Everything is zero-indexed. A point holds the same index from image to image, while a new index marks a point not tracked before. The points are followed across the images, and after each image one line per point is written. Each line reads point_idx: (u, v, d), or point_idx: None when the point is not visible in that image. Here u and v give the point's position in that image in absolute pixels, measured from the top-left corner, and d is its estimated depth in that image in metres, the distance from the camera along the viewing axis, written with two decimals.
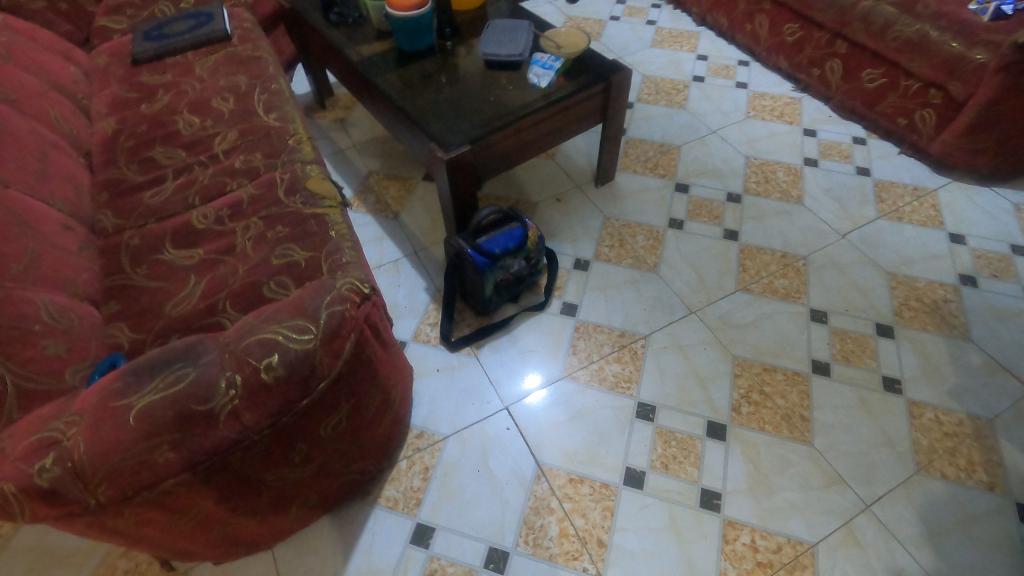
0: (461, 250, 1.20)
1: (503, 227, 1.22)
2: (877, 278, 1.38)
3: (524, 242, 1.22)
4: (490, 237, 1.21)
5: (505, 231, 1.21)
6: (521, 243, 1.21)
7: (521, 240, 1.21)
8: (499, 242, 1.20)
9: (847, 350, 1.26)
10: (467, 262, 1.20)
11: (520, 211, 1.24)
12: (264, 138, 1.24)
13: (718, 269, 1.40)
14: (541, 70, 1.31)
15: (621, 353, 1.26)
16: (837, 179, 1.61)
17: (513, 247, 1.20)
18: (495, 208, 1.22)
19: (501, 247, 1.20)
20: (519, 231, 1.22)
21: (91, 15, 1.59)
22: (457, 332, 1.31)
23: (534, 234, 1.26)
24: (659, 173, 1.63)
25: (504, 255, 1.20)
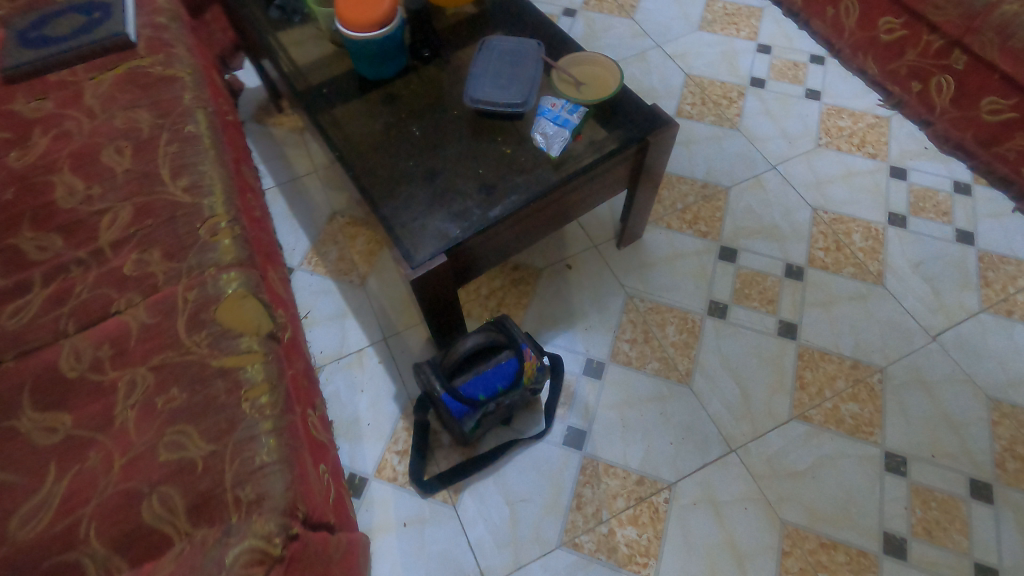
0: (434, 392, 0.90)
1: (491, 357, 0.91)
2: (974, 407, 1.08)
3: (519, 380, 0.91)
4: (474, 375, 0.90)
5: (494, 366, 0.90)
6: (514, 383, 0.90)
7: (515, 380, 0.90)
8: (484, 381, 0.90)
9: (930, 519, 0.98)
10: (441, 406, 0.90)
11: (515, 334, 0.92)
12: (167, 223, 0.91)
13: (769, 385, 1.10)
14: (551, 128, 0.94)
15: (637, 511, 0.99)
16: (931, 248, 1.25)
17: (503, 389, 0.90)
18: (481, 332, 0.90)
19: (487, 389, 0.90)
20: (512, 365, 0.90)
21: None
22: (433, 467, 1.03)
23: (532, 361, 0.94)
24: (700, 230, 1.27)
25: (490, 400, 0.90)
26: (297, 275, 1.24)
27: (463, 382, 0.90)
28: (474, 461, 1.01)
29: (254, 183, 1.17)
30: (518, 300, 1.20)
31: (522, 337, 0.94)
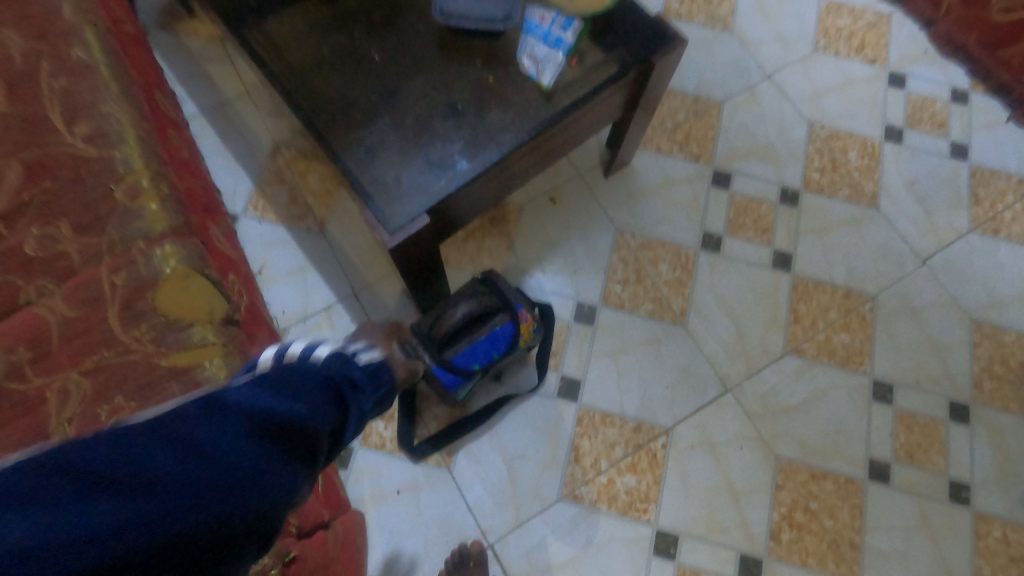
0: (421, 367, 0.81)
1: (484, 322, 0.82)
2: (957, 331, 1.08)
3: (515, 344, 0.84)
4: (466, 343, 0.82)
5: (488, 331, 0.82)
6: (511, 349, 0.83)
7: (511, 346, 0.83)
8: (478, 350, 0.82)
9: (912, 442, 1.01)
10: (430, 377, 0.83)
11: (508, 294, 0.83)
12: (72, 186, 0.72)
13: (764, 320, 1.07)
14: (541, 50, 0.79)
15: (636, 459, 0.97)
16: (925, 164, 1.19)
17: (499, 356, 0.83)
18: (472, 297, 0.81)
19: (481, 357, 0.82)
20: (508, 330, 0.83)
21: None
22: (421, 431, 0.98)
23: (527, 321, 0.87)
24: (692, 152, 1.17)
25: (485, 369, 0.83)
26: (242, 224, 1.08)
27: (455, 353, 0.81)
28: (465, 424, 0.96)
29: (176, 116, 0.96)
30: (500, 242, 1.09)
31: (515, 296, 0.86)
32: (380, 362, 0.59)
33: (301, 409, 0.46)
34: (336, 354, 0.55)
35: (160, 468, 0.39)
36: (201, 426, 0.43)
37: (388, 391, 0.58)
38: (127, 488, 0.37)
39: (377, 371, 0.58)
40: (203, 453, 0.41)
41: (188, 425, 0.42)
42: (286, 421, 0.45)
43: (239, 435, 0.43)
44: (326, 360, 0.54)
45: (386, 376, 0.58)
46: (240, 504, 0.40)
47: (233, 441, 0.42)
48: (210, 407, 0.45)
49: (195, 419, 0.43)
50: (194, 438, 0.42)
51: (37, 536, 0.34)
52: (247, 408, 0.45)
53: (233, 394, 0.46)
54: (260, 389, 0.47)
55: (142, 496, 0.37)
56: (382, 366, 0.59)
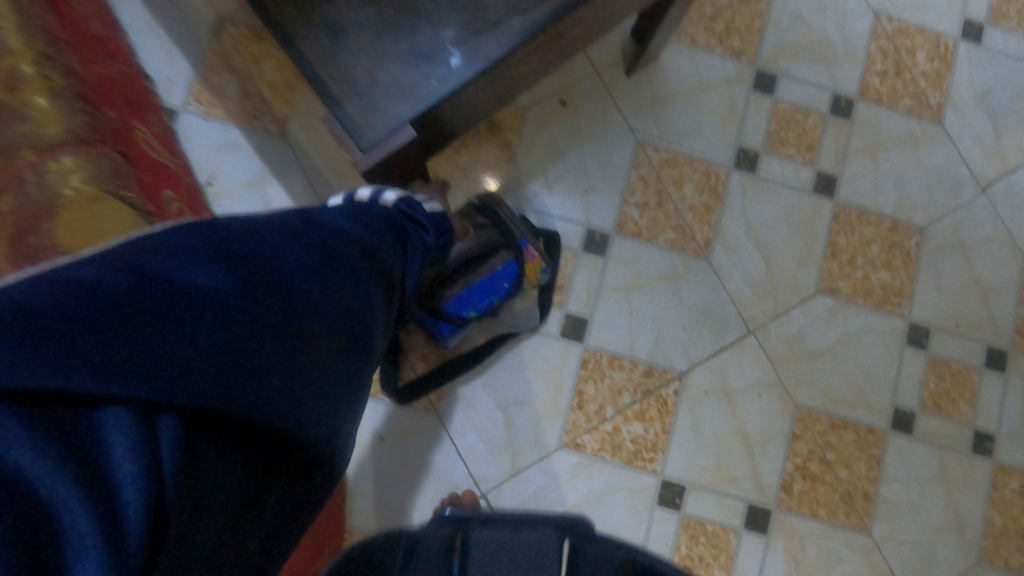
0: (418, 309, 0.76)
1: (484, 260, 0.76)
2: (1008, 270, 0.97)
3: (519, 285, 0.78)
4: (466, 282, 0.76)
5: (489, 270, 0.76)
6: (514, 289, 0.77)
7: (515, 286, 0.77)
8: (479, 290, 0.76)
9: (941, 391, 0.93)
10: (428, 320, 0.77)
11: (511, 231, 0.77)
12: None
13: (797, 254, 0.93)
14: None
15: (645, 406, 0.88)
16: (1003, 71, 1.01)
17: (502, 298, 0.77)
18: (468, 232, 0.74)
19: (483, 298, 0.77)
20: (512, 270, 0.76)
21: None
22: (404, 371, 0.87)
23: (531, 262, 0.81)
24: (733, 47, 0.96)
25: (486, 309, 0.77)
26: (183, 122, 0.88)
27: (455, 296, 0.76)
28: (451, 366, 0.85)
29: None
30: (498, 154, 0.91)
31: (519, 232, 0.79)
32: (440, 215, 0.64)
33: (382, 246, 0.49)
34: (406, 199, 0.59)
35: (279, 252, 0.38)
36: (305, 230, 0.42)
37: (447, 246, 0.64)
38: (276, 271, 0.37)
39: (442, 221, 0.63)
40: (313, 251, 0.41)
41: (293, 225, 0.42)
42: (375, 253, 0.47)
43: (344, 250, 0.44)
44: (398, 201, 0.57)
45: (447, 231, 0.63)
46: (351, 302, 0.41)
47: (338, 248, 0.43)
48: (304, 215, 0.44)
49: (296, 221, 0.43)
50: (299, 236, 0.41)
51: (188, 273, 0.32)
52: (339, 225, 0.46)
53: (323, 214, 0.46)
54: (344, 215, 0.49)
55: (273, 269, 0.36)
56: (443, 218, 0.64)
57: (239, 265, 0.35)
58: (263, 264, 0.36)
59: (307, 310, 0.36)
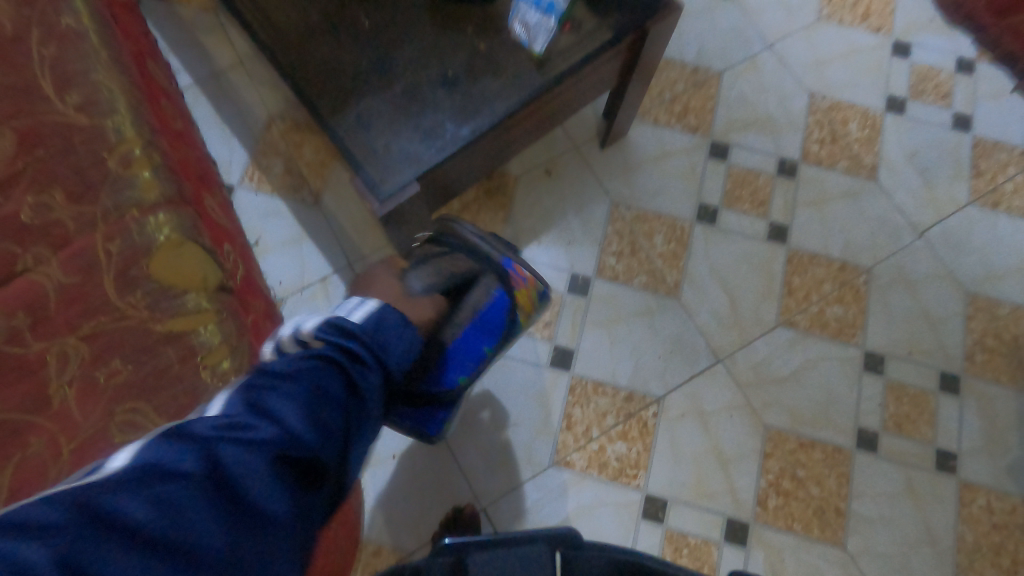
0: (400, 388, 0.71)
1: (472, 299, 0.84)
2: (952, 302, 1.08)
3: (512, 318, 0.85)
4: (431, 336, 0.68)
5: (473, 317, 0.84)
6: (509, 323, 0.85)
7: (509, 318, 0.84)
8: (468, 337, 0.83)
9: (901, 413, 1.02)
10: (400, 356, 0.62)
11: (490, 262, 0.86)
12: (61, 154, 0.70)
13: (757, 292, 1.07)
14: (533, 16, 0.79)
15: (627, 427, 0.99)
16: (926, 136, 1.17)
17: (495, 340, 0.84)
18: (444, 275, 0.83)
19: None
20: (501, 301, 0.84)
21: None
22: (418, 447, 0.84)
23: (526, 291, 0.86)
24: (689, 124, 1.15)
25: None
26: (238, 195, 1.08)
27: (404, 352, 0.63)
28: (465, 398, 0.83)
29: (167, 84, 0.94)
30: (494, 215, 1.09)
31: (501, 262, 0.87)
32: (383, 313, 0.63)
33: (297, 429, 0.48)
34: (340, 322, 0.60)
35: (219, 496, 0.43)
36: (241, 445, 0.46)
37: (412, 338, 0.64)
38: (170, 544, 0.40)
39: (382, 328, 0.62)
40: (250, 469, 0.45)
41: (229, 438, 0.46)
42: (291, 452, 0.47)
43: (256, 467, 0.45)
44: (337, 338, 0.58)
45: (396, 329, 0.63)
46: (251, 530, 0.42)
47: (290, 446, 0.47)
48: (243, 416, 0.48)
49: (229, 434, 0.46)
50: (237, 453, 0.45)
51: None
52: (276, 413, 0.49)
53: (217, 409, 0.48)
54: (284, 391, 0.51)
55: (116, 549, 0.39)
56: (391, 325, 0.63)
57: (167, 530, 0.40)
58: (227, 493, 0.43)
59: (260, 537, 0.42)
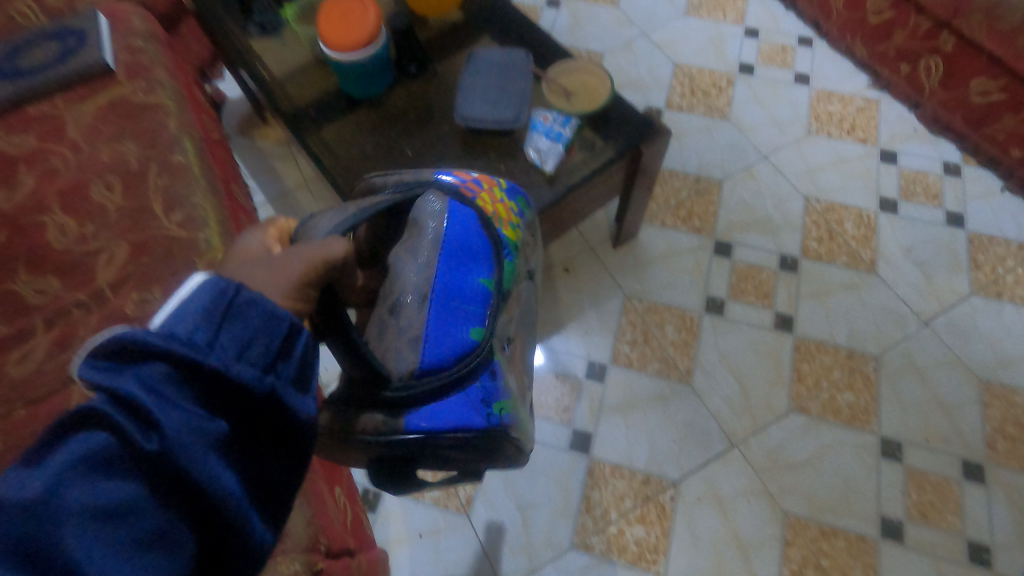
0: (297, 279, 0.40)
1: (414, 237, 0.57)
2: (966, 389, 1.11)
3: (485, 232, 0.58)
4: (429, 292, 0.54)
5: (440, 240, 0.56)
6: (492, 236, 0.58)
7: (490, 231, 0.58)
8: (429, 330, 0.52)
9: (924, 502, 1.02)
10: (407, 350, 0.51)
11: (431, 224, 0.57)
12: (163, 260, 0.86)
13: (767, 379, 1.12)
14: (544, 143, 0.96)
15: (645, 510, 1.02)
16: (921, 232, 1.26)
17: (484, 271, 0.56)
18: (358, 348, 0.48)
19: (470, 293, 0.55)
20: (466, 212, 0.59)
21: None
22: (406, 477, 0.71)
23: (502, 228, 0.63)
24: (694, 226, 1.28)
25: (493, 293, 0.55)
26: None
27: (418, 338, 0.52)
28: (505, 450, 0.55)
29: (247, 203, 1.14)
30: None
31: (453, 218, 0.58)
32: (198, 358, 0.34)
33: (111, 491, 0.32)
34: (133, 339, 0.33)
35: None
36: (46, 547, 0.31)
37: (280, 322, 0.38)
38: None
39: (215, 358, 0.35)
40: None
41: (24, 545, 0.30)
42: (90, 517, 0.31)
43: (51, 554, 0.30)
44: (122, 416, 0.32)
45: (242, 363, 0.36)
46: None
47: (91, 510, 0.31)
48: (43, 504, 0.31)
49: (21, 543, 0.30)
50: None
51: None
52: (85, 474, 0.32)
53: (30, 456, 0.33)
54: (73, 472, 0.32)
55: None
56: (225, 310, 0.36)
57: None
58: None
59: None
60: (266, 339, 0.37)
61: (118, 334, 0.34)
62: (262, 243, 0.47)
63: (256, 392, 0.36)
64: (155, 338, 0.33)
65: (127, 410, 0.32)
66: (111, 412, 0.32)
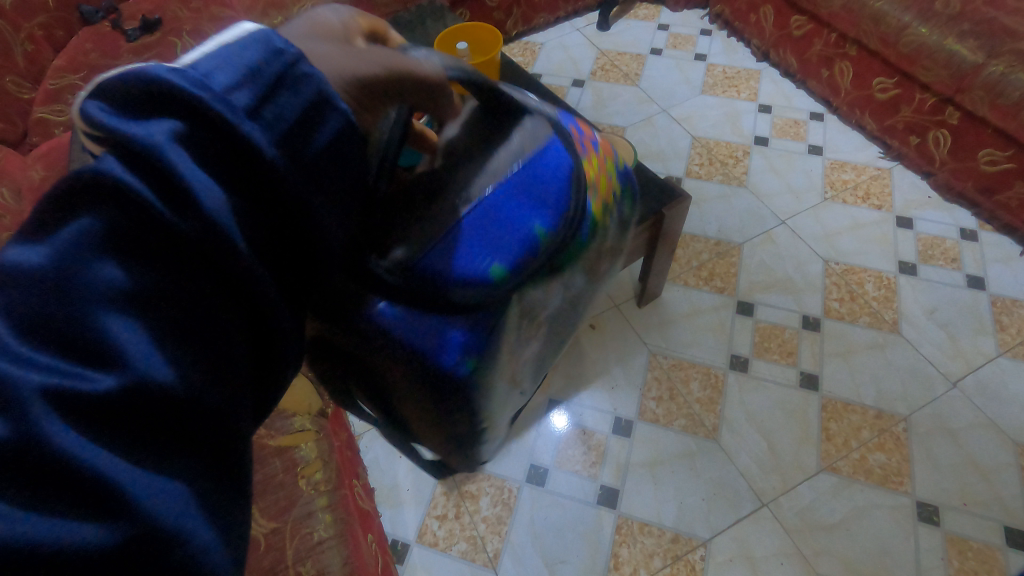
0: (383, 78, 0.37)
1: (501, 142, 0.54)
2: (1002, 453, 1.09)
3: (574, 190, 0.55)
4: (478, 201, 0.51)
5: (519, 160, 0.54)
6: (574, 201, 0.55)
7: (575, 196, 0.55)
8: (468, 241, 0.50)
9: (967, 569, 0.99)
10: (438, 253, 0.49)
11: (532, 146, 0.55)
12: None
13: (795, 437, 1.12)
14: None
15: (675, 570, 1.01)
16: (942, 294, 1.28)
17: (550, 223, 0.52)
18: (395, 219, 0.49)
19: (523, 233, 0.51)
20: (562, 153, 0.56)
21: (26, 104, 1.19)
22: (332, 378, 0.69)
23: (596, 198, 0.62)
24: (716, 285, 1.33)
25: (540, 249, 0.52)
26: None
27: (450, 241, 0.49)
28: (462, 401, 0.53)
29: None
30: None
31: (562, 157, 0.56)
32: (227, 121, 0.29)
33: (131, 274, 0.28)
34: (151, 77, 0.28)
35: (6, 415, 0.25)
36: (63, 317, 0.26)
37: (313, 87, 0.32)
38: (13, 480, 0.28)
39: (241, 118, 0.29)
40: (96, 347, 0.27)
41: (39, 313, 0.26)
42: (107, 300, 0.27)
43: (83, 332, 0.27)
44: (140, 176, 0.27)
45: (266, 129, 0.30)
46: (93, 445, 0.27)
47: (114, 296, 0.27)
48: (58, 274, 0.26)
49: (38, 314, 0.26)
50: (60, 348, 0.27)
51: None
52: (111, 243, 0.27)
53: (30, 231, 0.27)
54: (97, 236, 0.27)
55: None
56: (255, 71, 0.31)
57: None
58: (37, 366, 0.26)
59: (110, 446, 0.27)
60: (295, 112, 0.31)
61: (133, 69, 0.29)
62: (344, 27, 0.40)
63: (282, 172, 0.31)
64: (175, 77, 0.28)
65: (148, 171, 0.27)
66: (121, 172, 0.27)
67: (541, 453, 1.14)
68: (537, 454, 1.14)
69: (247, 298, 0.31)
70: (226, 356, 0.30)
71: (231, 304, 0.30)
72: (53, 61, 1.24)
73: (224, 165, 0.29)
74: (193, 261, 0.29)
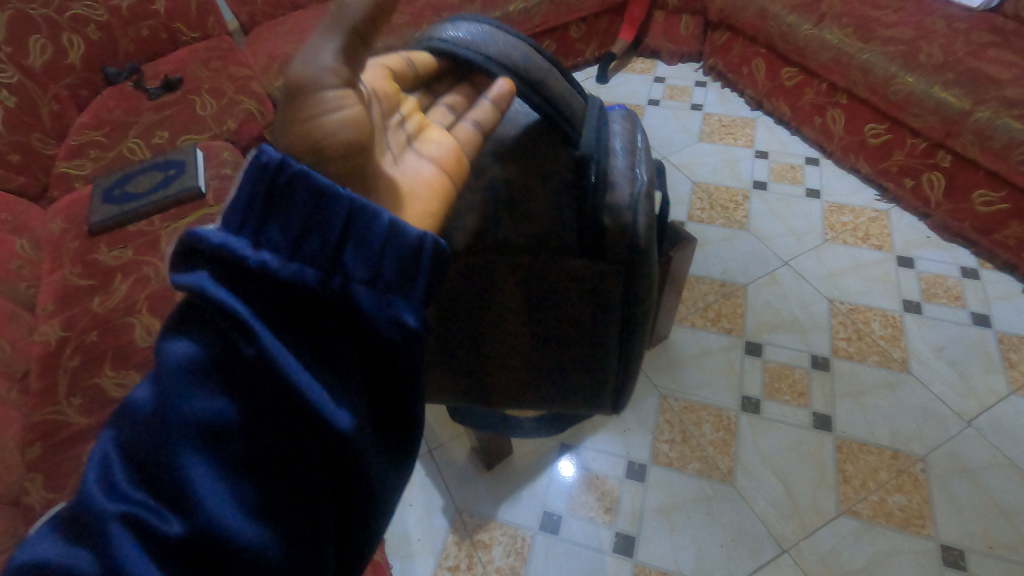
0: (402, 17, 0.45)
1: None
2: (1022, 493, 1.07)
3: None
4: None
5: None
6: None
7: None
8: None
9: None
10: None
11: None
12: None
13: (811, 480, 1.11)
14: None
15: None
16: (948, 333, 1.29)
17: None
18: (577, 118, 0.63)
19: None
20: None
21: (50, 160, 1.20)
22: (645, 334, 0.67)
23: None
24: (723, 326, 1.34)
25: None
26: None
27: None
28: None
29: None
30: None
31: None
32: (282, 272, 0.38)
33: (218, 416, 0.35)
34: (225, 246, 0.36)
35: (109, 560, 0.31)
36: (154, 455, 0.33)
37: (328, 200, 0.39)
38: None
39: (270, 260, 0.38)
40: (177, 488, 0.33)
41: (139, 454, 0.33)
42: (196, 436, 0.34)
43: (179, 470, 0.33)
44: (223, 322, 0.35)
45: (299, 261, 0.38)
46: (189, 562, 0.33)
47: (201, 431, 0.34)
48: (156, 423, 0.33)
49: (141, 461, 0.33)
50: (149, 486, 0.33)
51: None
52: (197, 380, 0.35)
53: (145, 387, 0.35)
54: (190, 375, 0.35)
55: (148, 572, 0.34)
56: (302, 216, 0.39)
57: None
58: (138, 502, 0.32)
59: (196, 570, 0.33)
60: (323, 234, 0.39)
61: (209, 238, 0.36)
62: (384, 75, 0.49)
63: (324, 293, 0.39)
64: (218, 241, 0.36)
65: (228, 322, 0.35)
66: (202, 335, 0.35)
67: (554, 500, 1.12)
68: (550, 500, 1.12)
69: (305, 415, 0.36)
70: (294, 469, 0.37)
71: (297, 419, 0.36)
72: (77, 119, 1.28)
73: (289, 309, 0.38)
74: (262, 384, 0.36)
